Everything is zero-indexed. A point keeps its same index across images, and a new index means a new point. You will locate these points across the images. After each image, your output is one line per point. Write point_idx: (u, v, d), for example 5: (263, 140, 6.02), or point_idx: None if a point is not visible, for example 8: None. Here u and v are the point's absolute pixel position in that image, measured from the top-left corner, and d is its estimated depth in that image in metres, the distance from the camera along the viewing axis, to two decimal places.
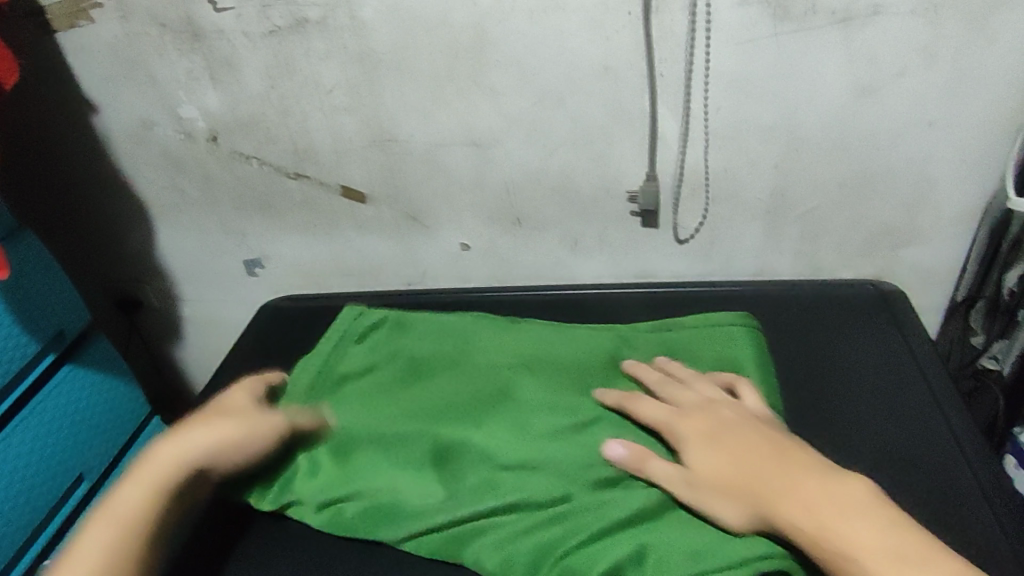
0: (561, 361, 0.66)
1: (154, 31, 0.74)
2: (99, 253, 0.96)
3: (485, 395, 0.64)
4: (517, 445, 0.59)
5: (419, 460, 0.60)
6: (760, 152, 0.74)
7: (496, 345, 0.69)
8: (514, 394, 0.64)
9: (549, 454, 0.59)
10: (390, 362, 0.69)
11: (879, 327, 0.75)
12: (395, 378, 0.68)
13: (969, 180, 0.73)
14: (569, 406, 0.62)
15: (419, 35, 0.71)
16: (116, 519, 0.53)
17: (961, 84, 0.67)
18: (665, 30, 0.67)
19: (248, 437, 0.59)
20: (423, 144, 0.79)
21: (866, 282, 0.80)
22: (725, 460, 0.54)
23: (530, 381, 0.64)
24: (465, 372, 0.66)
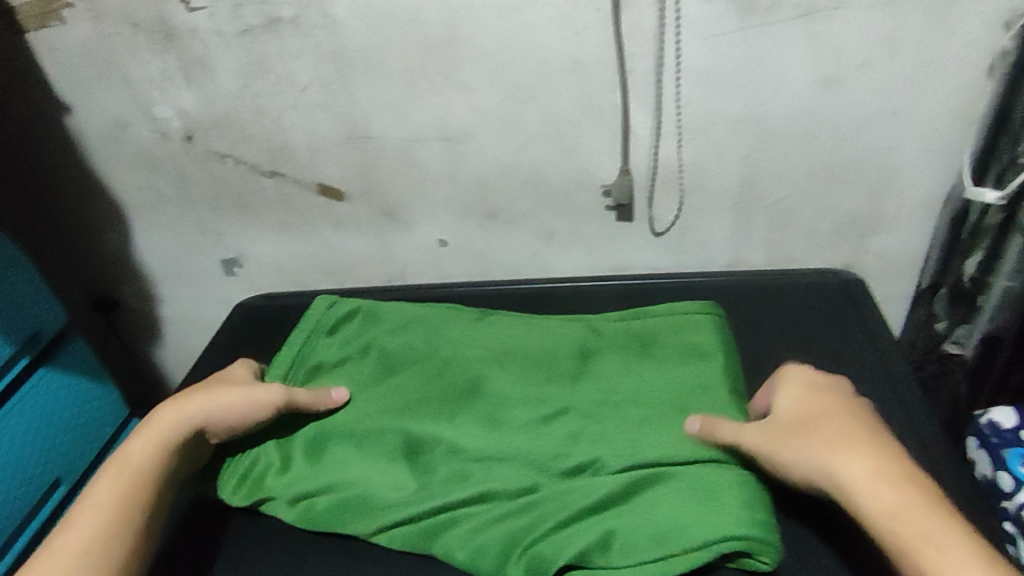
0: (532, 354, 0.67)
1: (127, 31, 0.74)
2: (74, 254, 0.95)
3: (458, 389, 0.65)
4: (487, 438, 0.61)
5: (390, 453, 0.61)
6: (728, 144, 0.75)
7: (468, 339, 0.69)
8: (486, 388, 0.65)
9: (518, 446, 0.60)
10: (361, 355, 0.69)
11: (839, 318, 0.77)
12: (367, 371, 0.68)
13: (932, 169, 0.75)
14: (539, 397, 0.63)
15: (392, 33, 0.71)
16: (126, 471, 0.55)
17: (922, 75, 0.69)
18: (634, 25, 0.68)
19: (247, 404, 0.61)
20: (397, 141, 0.80)
21: (827, 272, 0.82)
22: (812, 423, 0.55)
23: (502, 375, 0.66)
24: (437, 365, 0.67)
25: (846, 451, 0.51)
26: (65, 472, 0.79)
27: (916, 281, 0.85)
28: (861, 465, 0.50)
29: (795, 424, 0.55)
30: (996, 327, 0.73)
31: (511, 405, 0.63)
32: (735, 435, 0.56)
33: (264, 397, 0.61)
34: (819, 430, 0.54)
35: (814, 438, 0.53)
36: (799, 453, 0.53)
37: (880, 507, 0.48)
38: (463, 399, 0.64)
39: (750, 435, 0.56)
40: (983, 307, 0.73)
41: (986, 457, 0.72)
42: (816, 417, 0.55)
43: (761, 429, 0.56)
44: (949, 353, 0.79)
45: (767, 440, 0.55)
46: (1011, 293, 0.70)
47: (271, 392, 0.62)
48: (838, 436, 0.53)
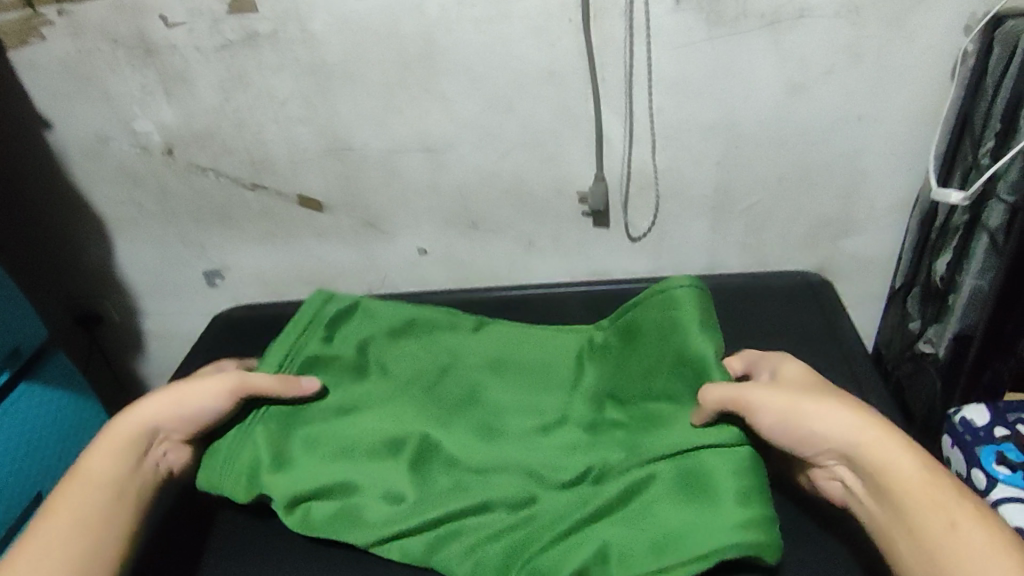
0: (529, 364, 0.68)
1: (106, 46, 0.75)
2: (56, 269, 0.95)
3: (457, 398, 0.66)
4: (487, 450, 0.62)
5: (391, 459, 0.61)
6: (702, 150, 0.77)
7: (467, 349, 0.70)
8: (482, 398, 0.66)
9: (518, 457, 0.61)
10: (358, 361, 0.69)
11: (807, 317, 0.79)
12: (363, 378, 0.68)
13: (900, 172, 0.77)
14: (537, 408, 0.65)
15: (370, 46, 0.73)
16: (83, 476, 0.55)
17: (886, 80, 0.70)
18: (606, 35, 0.69)
19: (202, 394, 0.60)
20: (377, 153, 0.81)
21: (795, 274, 0.84)
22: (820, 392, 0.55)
23: (500, 387, 0.67)
24: (437, 376, 0.68)
25: (863, 416, 0.52)
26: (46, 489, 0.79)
27: (890, 280, 0.86)
28: (881, 430, 0.51)
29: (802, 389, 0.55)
30: (966, 325, 0.73)
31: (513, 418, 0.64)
32: (745, 393, 0.55)
33: (217, 384, 0.61)
34: (830, 397, 0.54)
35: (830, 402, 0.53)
36: (819, 414, 0.52)
37: (902, 463, 0.49)
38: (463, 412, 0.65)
39: (763, 394, 0.54)
40: (953, 305, 0.73)
41: (959, 456, 0.72)
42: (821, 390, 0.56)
43: (774, 389, 0.55)
44: (923, 352, 0.80)
45: (780, 400, 0.54)
46: (979, 290, 0.70)
47: (224, 377, 0.61)
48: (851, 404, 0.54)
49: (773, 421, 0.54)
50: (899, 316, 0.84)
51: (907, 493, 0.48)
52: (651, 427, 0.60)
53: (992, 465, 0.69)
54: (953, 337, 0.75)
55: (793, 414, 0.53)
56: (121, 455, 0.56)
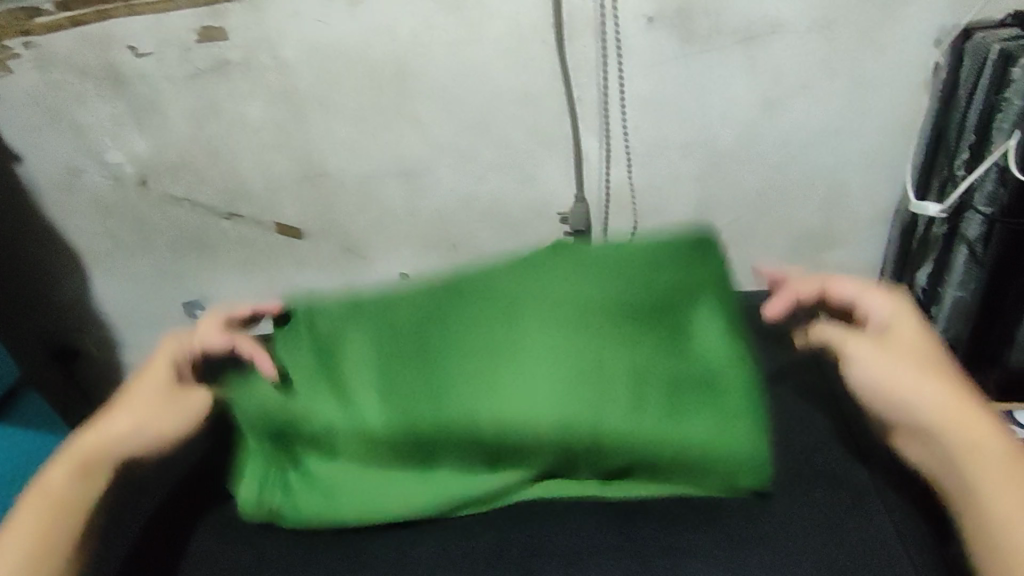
0: (574, 317, 0.50)
1: (74, 78, 0.73)
2: (30, 303, 0.93)
3: (411, 393, 0.48)
4: (428, 395, 0.48)
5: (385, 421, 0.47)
6: (680, 167, 0.76)
7: (546, 272, 0.53)
8: (444, 350, 0.50)
9: (461, 417, 0.46)
10: (441, 291, 0.54)
11: None
12: (439, 300, 0.54)
13: (879, 184, 0.76)
14: (592, 337, 0.49)
15: (341, 71, 0.72)
16: (42, 495, 0.46)
17: (862, 92, 0.70)
18: (578, 56, 0.69)
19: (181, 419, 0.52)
20: (354, 178, 0.80)
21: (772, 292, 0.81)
22: (920, 340, 0.50)
23: (455, 357, 0.49)
24: (428, 345, 0.51)
25: (934, 377, 0.46)
26: None
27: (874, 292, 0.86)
28: (959, 387, 0.47)
29: (915, 330, 0.50)
30: (949, 336, 0.71)
31: (510, 349, 0.49)
32: (867, 291, 0.53)
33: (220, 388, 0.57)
34: (924, 348, 0.49)
35: (914, 335, 0.50)
36: (900, 343, 0.49)
37: (956, 412, 0.45)
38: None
39: (848, 283, 0.54)
40: (935, 316, 0.72)
41: None
42: (918, 334, 0.50)
43: (889, 299, 0.52)
44: None
45: (892, 331, 0.50)
46: (961, 302, 0.69)
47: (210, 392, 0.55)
48: (940, 367, 0.48)
49: (854, 353, 0.49)
50: None
51: (951, 422, 0.44)
52: (699, 404, 0.47)
53: None
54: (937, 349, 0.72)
55: (882, 325, 0.51)
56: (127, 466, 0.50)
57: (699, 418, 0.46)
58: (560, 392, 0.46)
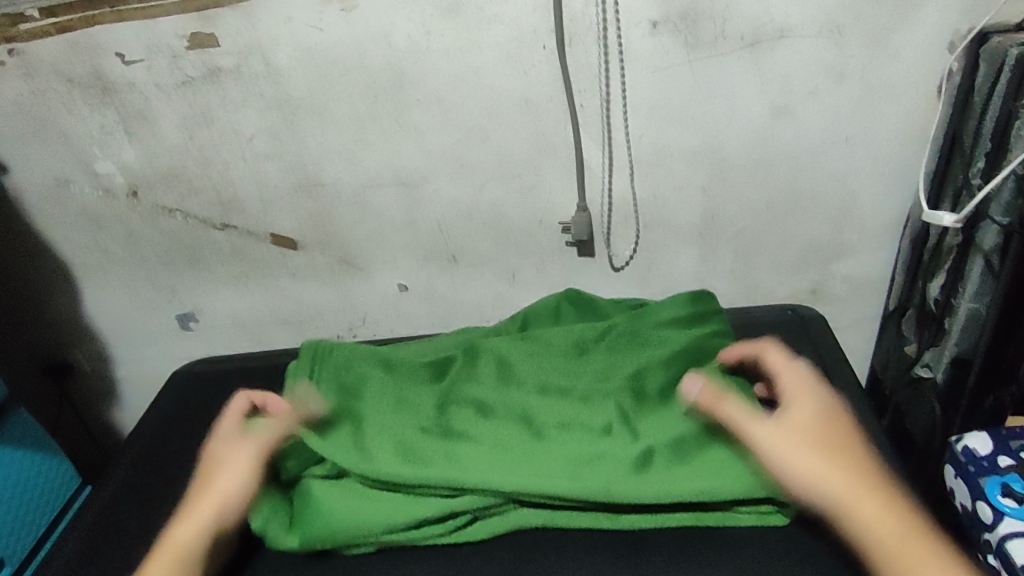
0: (584, 409, 0.59)
1: (62, 86, 0.71)
2: (19, 318, 0.91)
3: (427, 453, 0.56)
4: (442, 473, 0.53)
5: (430, 430, 0.58)
6: (686, 175, 0.74)
7: (568, 376, 0.61)
8: (468, 430, 0.57)
9: (474, 480, 0.53)
10: (469, 362, 0.63)
11: (796, 343, 0.75)
12: (466, 373, 0.62)
13: (890, 192, 0.74)
14: (585, 425, 0.58)
15: (336, 79, 0.70)
16: None
17: (871, 98, 0.68)
18: (580, 62, 0.67)
19: (235, 472, 0.52)
20: (350, 188, 0.77)
21: (785, 308, 0.79)
22: (828, 420, 0.52)
23: (470, 444, 0.56)
24: (455, 432, 0.58)
25: (836, 465, 0.48)
26: (8, 552, 0.73)
27: (884, 302, 0.83)
28: (862, 465, 0.48)
29: (821, 411, 0.52)
30: (964, 349, 0.69)
31: (532, 447, 0.56)
32: (783, 371, 0.57)
33: (271, 432, 0.55)
34: (826, 427, 0.51)
35: (817, 417, 0.51)
36: (802, 424, 0.51)
37: (858, 494, 0.46)
38: (579, 309, 0.70)
39: (783, 364, 0.57)
40: (948, 330, 0.69)
41: (963, 489, 0.65)
42: (820, 415, 0.52)
43: (802, 386, 0.55)
44: (920, 377, 0.75)
45: (794, 413, 0.52)
46: (977, 314, 0.67)
47: (261, 438, 0.55)
48: (843, 448, 0.49)
49: (752, 429, 0.51)
50: (895, 340, 0.80)
51: (851, 506, 0.46)
52: (672, 468, 0.54)
53: (998, 498, 0.61)
54: (952, 361, 0.70)
55: (790, 402, 0.53)
56: (211, 527, 0.50)
57: (681, 486, 0.53)
58: (566, 481, 0.53)
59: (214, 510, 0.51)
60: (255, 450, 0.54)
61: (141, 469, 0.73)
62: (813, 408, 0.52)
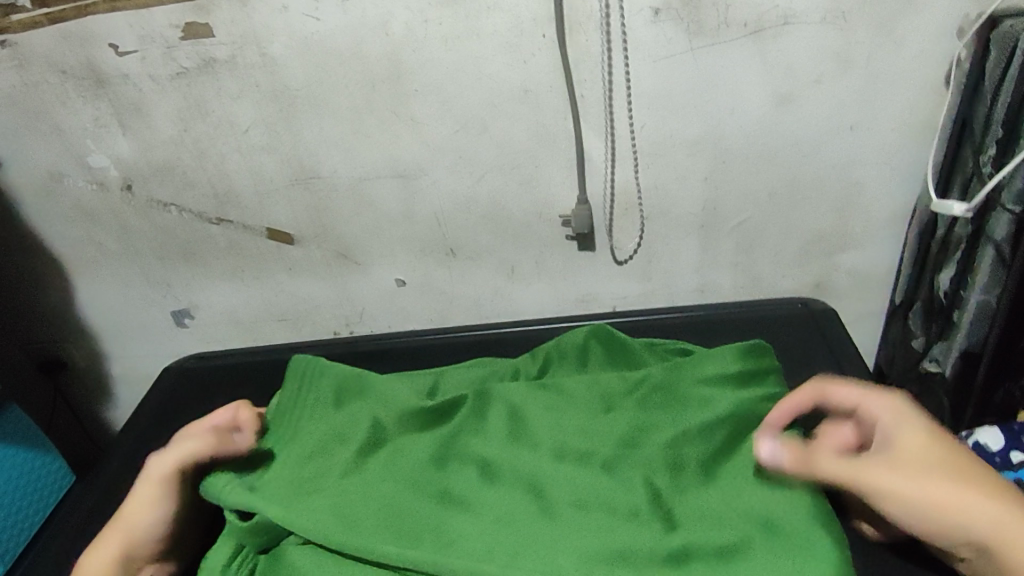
0: (609, 483, 0.53)
1: (54, 78, 0.70)
2: (13, 315, 0.89)
3: (421, 528, 0.51)
4: (425, 556, 0.48)
5: (432, 499, 0.54)
6: (688, 166, 0.73)
7: (590, 439, 0.57)
8: (468, 497, 0.53)
9: (465, 565, 0.47)
10: (477, 412, 0.59)
11: (806, 339, 0.74)
12: (473, 423, 0.59)
13: (896, 184, 0.73)
14: (606, 505, 0.52)
15: (332, 67, 0.68)
16: None
17: (876, 86, 0.67)
18: (581, 51, 0.66)
19: (136, 497, 0.56)
20: (348, 180, 0.76)
21: (795, 301, 0.78)
22: (936, 441, 0.50)
23: (471, 516, 0.52)
24: (455, 496, 0.54)
25: (964, 483, 0.47)
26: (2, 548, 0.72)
27: (890, 295, 0.82)
28: (989, 490, 0.47)
29: (925, 431, 0.50)
30: (973, 343, 0.68)
31: (542, 526, 0.50)
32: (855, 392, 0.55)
33: (170, 454, 0.57)
34: (939, 451, 0.49)
35: (924, 439, 0.50)
36: (914, 452, 0.49)
37: (998, 512, 0.46)
38: (612, 352, 0.65)
39: (846, 387, 0.55)
40: (958, 322, 0.68)
41: None
42: (926, 433, 0.50)
43: (884, 402, 0.53)
44: (929, 372, 0.74)
45: (900, 437, 0.50)
46: (988, 306, 0.65)
47: (162, 461, 0.57)
48: (965, 474, 0.48)
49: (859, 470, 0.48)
50: (902, 334, 0.79)
51: (1001, 525, 0.45)
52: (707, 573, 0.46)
53: None
54: (960, 354, 0.69)
55: (888, 429, 0.51)
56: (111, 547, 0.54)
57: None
58: (571, 570, 0.47)
59: (116, 531, 0.55)
60: (155, 474, 0.56)
61: (135, 467, 0.72)
62: (909, 427, 0.51)
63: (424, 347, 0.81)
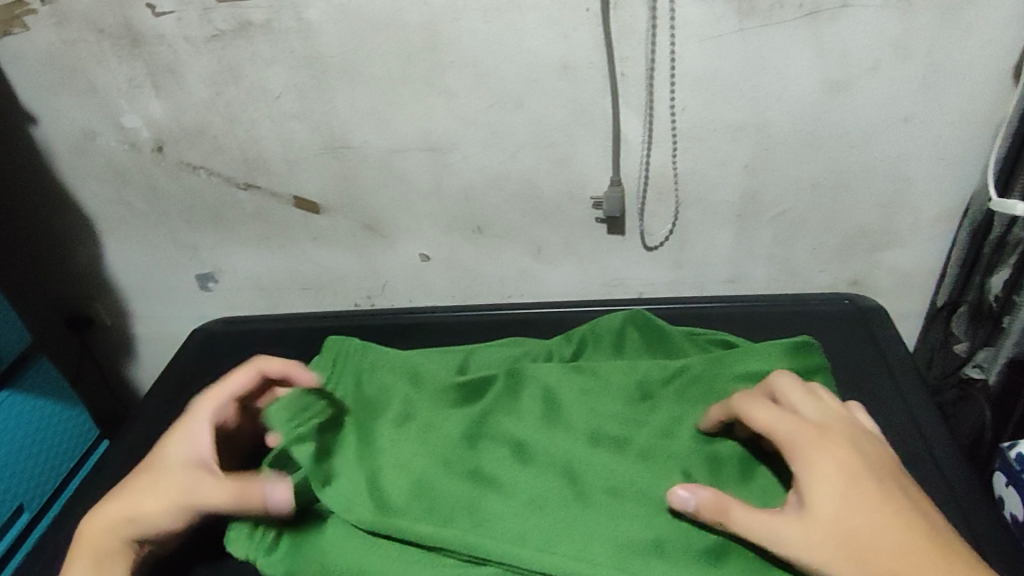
0: (645, 473, 0.51)
1: (91, 36, 0.69)
2: (43, 272, 0.90)
3: (453, 507, 0.50)
4: (461, 536, 0.48)
5: (462, 478, 0.52)
6: (728, 152, 0.70)
7: (626, 425, 0.55)
8: (500, 477, 0.52)
9: (498, 551, 0.47)
10: (510, 390, 0.58)
11: (854, 344, 0.71)
12: (506, 403, 0.57)
13: (948, 179, 0.70)
14: (643, 495, 0.50)
15: (369, 36, 0.67)
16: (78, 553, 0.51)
17: (937, 76, 0.64)
18: (626, 27, 0.63)
19: (166, 506, 0.51)
20: (378, 151, 0.75)
21: (844, 298, 0.75)
22: (852, 496, 0.45)
23: (502, 497, 0.50)
24: (486, 475, 0.52)
25: (870, 555, 0.43)
26: (28, 497, 0.73)
27: (931, 297, 0.80)
28: (899, 563, 0.42)
29: (841, 483, 0.45)
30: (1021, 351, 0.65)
31: (575, 512, 0.49)
32: (776, 426, 0.48)
33: (217, 493, 0.51)
34: (853, 510, 0.44)
35: (841, 494, 0.45)
36: (831, 515, 0.44)
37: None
38: (647, 337, 0.63)
39: (762, 412, 0.48)
40: (1008, 329, 0.66)
41: (1016, 495, 0.62)
42: (843, 481, 0.45)
43: (804, 438, 0.47)
44: (971, 378, 0.71)
45: (812, 494, 0.45)
46: None
47: (206, 495, 0.51)
48: (874, 540, 0.43)
49: (770, 525, 0.44)
50: (942, 337, 0.76)
51: None
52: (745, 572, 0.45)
53: None
54: (1008, 363, 0.67)
55: (807, 473, 0.46)
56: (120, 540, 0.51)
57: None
58: (606, 561, 0.46)
59: (131, 524, 0.51)
60: (193, 500, 0.51)
61: (157, 428, 0.72)
62: (828, 473, 0.45)
63: (446, 324, 0.79)
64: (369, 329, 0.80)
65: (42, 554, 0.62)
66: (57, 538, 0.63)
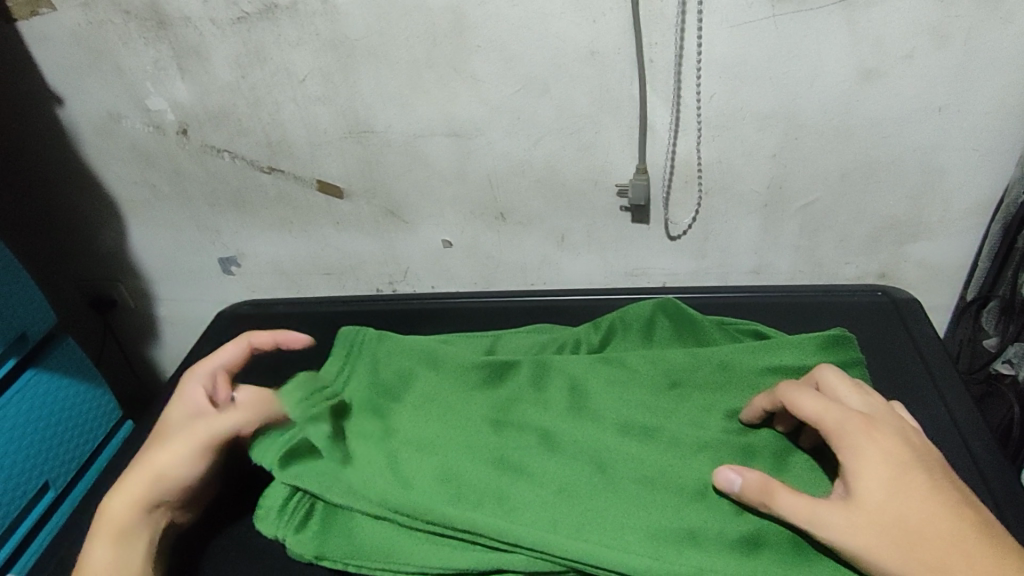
0: (675, 461, 0.51)
1: (117, 18, 0.69)
2: (68, 252, 0.91)
3: (482, 493, 0.50)
4: (492, 522, 0.47)
5: (491, 465, 0.52)
6: (756, 141, 0.69)
7: (654, 414, 0.55)
8: (527, 466, 0.52)
9: (529, 537, 0.47)
10: (537, 381, 0.58)
11: (884, 336, 0.70)
12: (532, 394, 0.57)
13: (980, 170, 0.69)
14: (671, 483, 0.50)
15: (395, 19, 0.66)
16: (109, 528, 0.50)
17: (973, 65, 0.63)
18: (655, 12, 0.62)
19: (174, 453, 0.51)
20: (402, 136, 0.75)
21: (875, 290, 0.74)
22: (900, 486, 0.44)
23: (530, 485, 0.50)
24: (514, 463, 0.52)
25: (917, 543, 0.42)
26: (54, 476, 0.73)
27: (961, 291, 0.79)
28: (951, 553, 0.42)
29: (888, 472, 0.45)
30: None
31: (603, 500, 0.49)
32: (821, 411, 0.47)
33: (218, 420, 0.52)
34: (902, 498, 0.44)
35: (890, 482, 0.44)
36: (879, 502, 0.44)
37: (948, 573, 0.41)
38: (677, 326, 0.63)
39: (805, 398, 0.48)
40: None
41: None
42: (891, 470, 0.45)
43: (846, 423, 0.46)
44: (1000, 374, 0.70)
45: (859, 481, 0.44)
46: None
47: (209, 423, 0.52)
48: (923, 528, 0.43)
49: (817, 509, 0.44)
50: (972, 332, 0.75)
51: None
52: (777, 564, 0.45)
53: None
54: None
55: (855, 459, 0.45)
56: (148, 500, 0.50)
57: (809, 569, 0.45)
58: (639, 548, 0.46)
59: (148, 485, 0.50)
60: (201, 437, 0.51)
61: None
62: (876, 461, 0.45)
63: (468, 311, 0.79)
64: (392, 314, 0.80)
65: (71, 531, 0.62)
66: (84, 517, 0.63)
